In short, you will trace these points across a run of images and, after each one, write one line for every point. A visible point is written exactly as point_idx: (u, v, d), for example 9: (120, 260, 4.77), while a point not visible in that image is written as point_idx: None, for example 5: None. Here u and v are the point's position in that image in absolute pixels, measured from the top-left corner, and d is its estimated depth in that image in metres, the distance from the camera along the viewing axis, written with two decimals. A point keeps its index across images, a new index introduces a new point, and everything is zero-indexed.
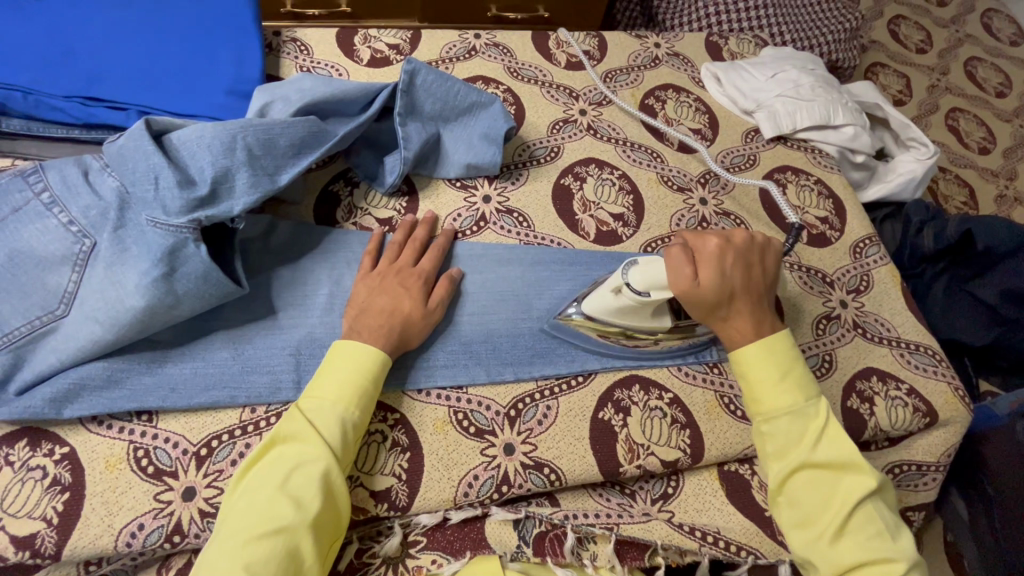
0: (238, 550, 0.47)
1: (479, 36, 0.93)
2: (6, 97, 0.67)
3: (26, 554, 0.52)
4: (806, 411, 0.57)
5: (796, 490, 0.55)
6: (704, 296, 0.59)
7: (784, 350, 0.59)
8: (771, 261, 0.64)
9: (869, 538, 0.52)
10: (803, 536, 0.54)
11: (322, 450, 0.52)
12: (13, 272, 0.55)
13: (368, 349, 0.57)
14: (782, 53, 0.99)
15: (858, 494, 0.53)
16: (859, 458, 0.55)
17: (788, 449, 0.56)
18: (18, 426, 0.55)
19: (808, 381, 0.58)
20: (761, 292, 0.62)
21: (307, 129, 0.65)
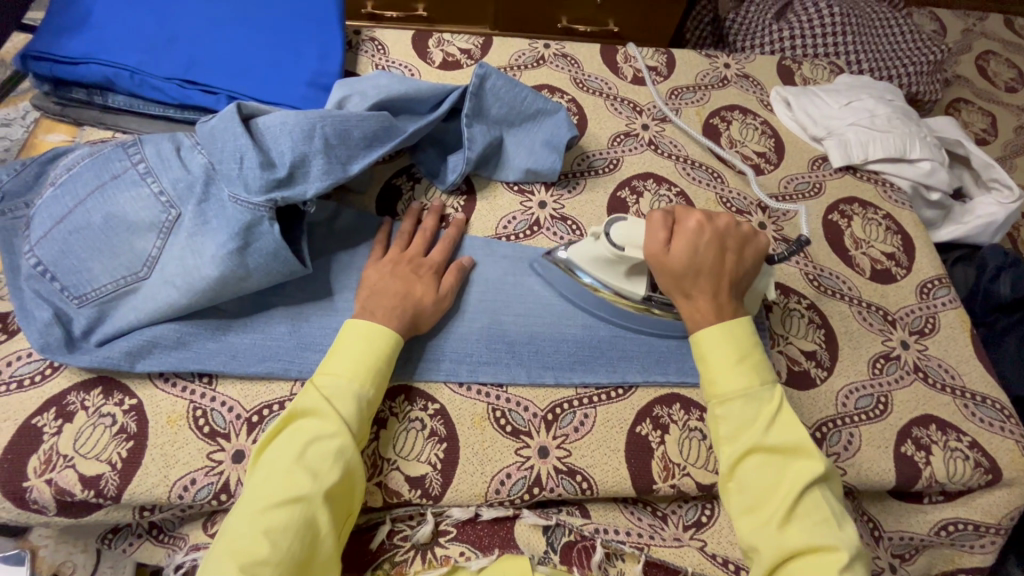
0: (257, 517, 0.48)
1: (548, 46, 0.95)
2: (115, 76, 0.73)
3: (90, 493, 0.55)
4: (759, 394, 0.54)
5: (745, 473, 0.53)
6: (673, 266, 0.58)
7: (745, 333, 0.57)
8: (750, 253, 0.61)
9: (815, 526, 0.49)
10: (750, 522, 0.51)
11: (336, 424, 0.53)
12: (106, 233, 0.60)
13: (382, 328, 0.58)
14: (858, 82, 0.96)
15: (807, 478, 0.50)
16: (809, 444, 0.53)
17: (741, 431, 0.53)
18: (94, 375, 0.60)
19: (764, 366, 0.56)
20: (733, 279, 0.60)
21: (380, 124, 0.68)
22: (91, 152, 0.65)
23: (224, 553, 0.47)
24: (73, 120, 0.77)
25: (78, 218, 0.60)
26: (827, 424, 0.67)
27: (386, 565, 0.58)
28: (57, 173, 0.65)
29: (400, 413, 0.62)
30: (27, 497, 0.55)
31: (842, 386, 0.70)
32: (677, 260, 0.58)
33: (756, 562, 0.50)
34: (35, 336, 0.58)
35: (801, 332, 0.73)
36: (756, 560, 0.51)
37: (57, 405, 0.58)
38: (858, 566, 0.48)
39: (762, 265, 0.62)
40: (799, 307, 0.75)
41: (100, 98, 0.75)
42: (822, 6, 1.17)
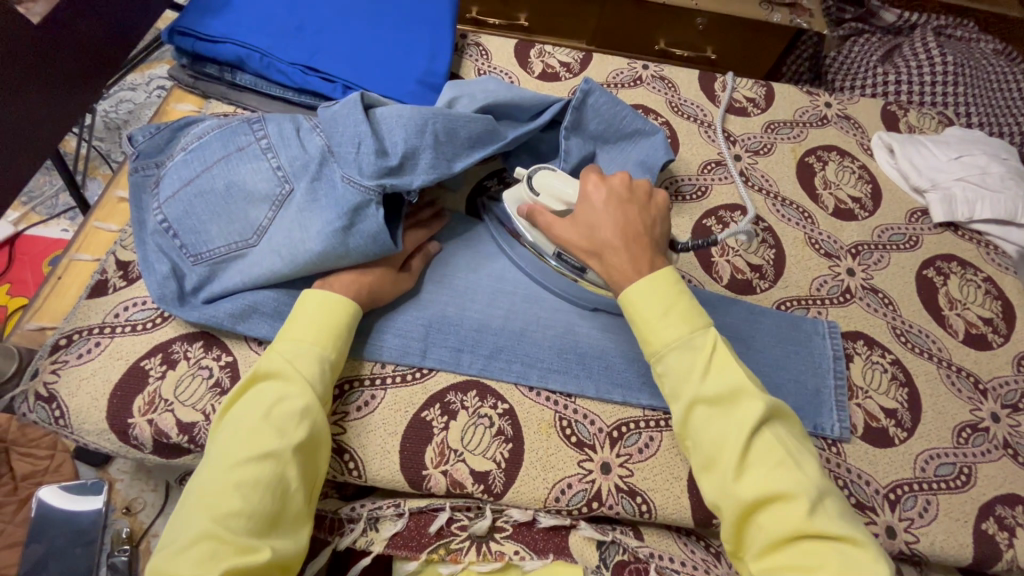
0: (226, 473, 0.48)
1: (647, 67, 0.96)
2: (247, 57, 0.79)
3: (184, 437, 0.60)
4: (693, 342, 0.53)
5: (698, 430, 0.51)
6: (582, 219, 0.60)
7: (676, 279, 0.56)
8: (654, 207, 0.62)
9: (770, 470, 0.48)
10: (710, 481, 0.50)
11: (302, 385, 0.53)
12: (225, 199, 0.64)
13: (341, 298, 0.60)
14: (970, 136, 0.92)
15: (753, 420, 0.49)
16: (747, 384, 0.51)
17: (680, 386, 0.52)
18: (198, 329, 0.65)
19: (696, 313, 0.55)
20: (646, 230, 0.59)
21: (485, 126, 0.70)
22: (219, 124, 0.70)
23: (194, 510, 0.46)
24: (202, 93, 0.84)
25: (204, 182, 0.65)
26: (901, 486, 0.64)
27: (441, 551, 0.60)
28: (187, 139, 0.70)
29: (470, 408, 0.63)
30: (129, 433, 0.60)
31: (921, 451, 0.67)
32: (585, 215, 0.60)
33: (722, 520, 0.49)
34: (153, 286, 0.63)
35: (881, 387, 0.71)
36: (722, 519, 0.49)
37: (163, 352, 0.63)
38: (825, 502, 0.47)
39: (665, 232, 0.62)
40: (882, 360, 0.72)
41: (230, 75, 0.81)
42: (935, 53, 1.13)
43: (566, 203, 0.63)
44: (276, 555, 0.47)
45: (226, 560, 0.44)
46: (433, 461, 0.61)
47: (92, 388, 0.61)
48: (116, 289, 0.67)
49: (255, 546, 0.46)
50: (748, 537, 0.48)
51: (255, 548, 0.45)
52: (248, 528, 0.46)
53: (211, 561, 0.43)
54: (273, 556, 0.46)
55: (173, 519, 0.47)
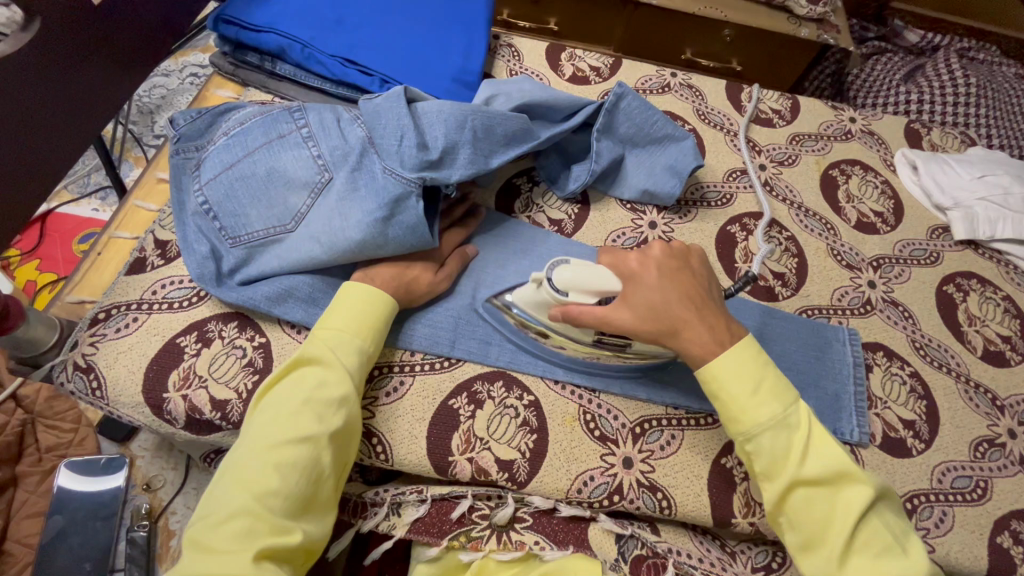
0: (267, 452, 0.49)
1: (675, 75, 0.97)
2: (289, 48, 0.81)
3: (217, 415, 0.61)
4: (788, 422, 0.53)
5: (796, 509, 0.52)
6: (640, 302, 0.57)
7: (754, 356, 0.55)
8: (696, 263, 0.62)
9: (879, 555, 0.49)
10: (811, 562, 0.51)
11: (343, 374, 0.55)
12: (265, 184, 0.65)
13: (383, 294, 0.61)
14: (993, 156, 0.94)
15: (861, 506, 0.50)
16: (851, 468, 0.52)
17: (778, 467, 0.52)
18: (233, 310, 0.66)
19: (784, 389, 0.55)
20: (705, 297, 0.59)
21: (521, 125, 0.72)
22: (261, 112, 0.71)
23: (233, 485, 0.48)
24: (241, 81, 0.86)
25: (244, 167, 0.66)
26: (917, 496, 0.65)
27: (462, 538, 0.60)
28: (228, 125, 0.71)
29: (497, 398, 0.64)
30: (163, 407, 0.61)
31: (938, 463, 0.68)
32: (640, 294, 0.57)
33: None
34: (192, 266, 0.65)
35: (899, 398, 0.71)
36: None
37: (198, 330, 0.64)
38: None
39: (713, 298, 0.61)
40: (900, 372, 0.73)
41: (270, 64, 0.83)
42: (958, 74, 1.15)
43: (602, 293, 0.56)
44: (305, 539, 0.48)
45: (261, 538, 0.45)
46: (459, 448, 0.62)
47: (130, 362, 0.62)
48: (154, 267, 0.68)
49: (289, 528, 0.47)
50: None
51: (288, 529, 0.47)
52: (283, 508, 0.47)
53: (247, 537, 0.45)
54: (303, 539, 0.48)
55: (210, 492, 0.49)
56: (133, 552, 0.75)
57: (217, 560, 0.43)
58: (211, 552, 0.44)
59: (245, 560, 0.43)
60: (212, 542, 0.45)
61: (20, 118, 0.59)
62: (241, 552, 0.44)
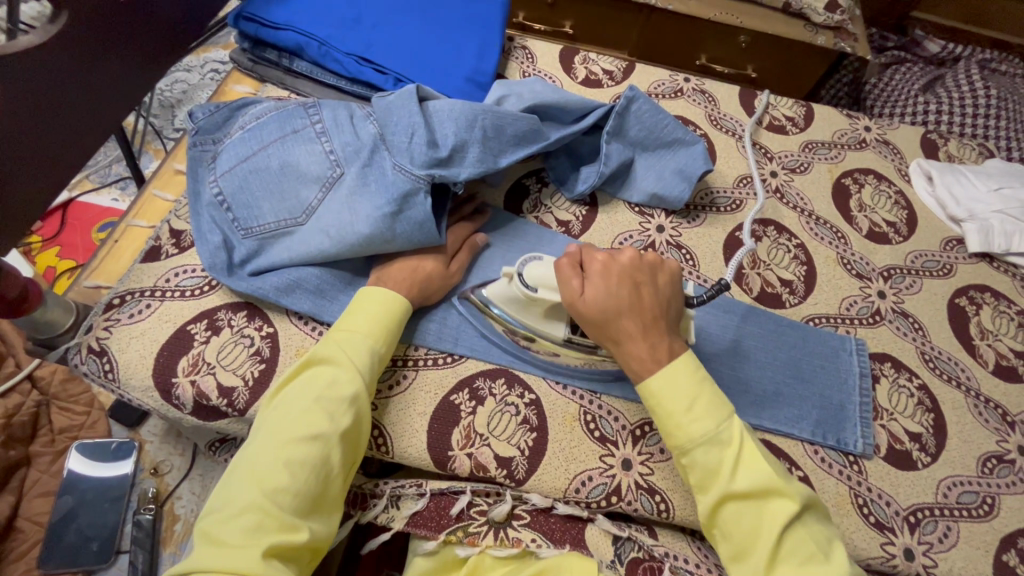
0: (278, 449, 0.50)
1: (688, 80, 0.97)
2: (306, 45, 0.82)
3: (223, 401, 0.62)
4: (720, 436, 0.53)
5: (727, 522, 0.52)
6: (590, 302, 0.57)
7: (687, 373, 0.55)
8: (664, 279, 0.60)
9: (801, 565, 0.49)
10: (742, 570, 0.51)
11: (355, 374, 0.55)
12: (279, 178, 0.67)
13: (395, 296, 0.61)
14: (1011, 169, 0.92)
15: (786, 518, 0.50)
16: (779, 481, 0.51)
17: (710, 481, 0.52)
18: (243, 300, 0.67)
19: (719, 403, 0.54)
20: (658, 312, 0.58)
21: (531, 126, 0.72)
22: (277, 107, 0.72)
23: (244, 481, 0.48)
24: (259, 77, 0.88)
25: (259, 160, 0.67)
26: (922, 510, 0.64)
27: (459, 533, 0.61)
28: (245, 119, 0.72)
29: (498, 395, 0.65)
30: (172, 392, 0.62)
31: (944, 477, 0.67)
32: (590, 295, 0.58)
33: None
34: (205, 255, 0.66)
35: (906, 410, 0.70)
36: None
37: (209, 319, 0.66)
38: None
39: (676, 301, 0.60)
40: (908, 384, 0.72)
41: (287, 61, 0.85)
42: (978, 86, 1.14)
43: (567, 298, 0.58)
44: (312, 538, 0.49)
45: (270, 535, 0.46)
46: (459, 443, 0.62)
47: (141, 346, 0.63)
48: (168, 256, 0.70)
49: (296, 525, 0.48)
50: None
51: (296, 527, 0.48)
52: (293, 506, 0.48)
53: (257, 533, 0.46)
54: (311, 537, 0.49)
55: (221, 487, 0.50)
56: (138, 535, 0.77)
57: (227, 554, 0.44)
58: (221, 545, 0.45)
59: (255, 556, 0.44)
60: (222, 537, 0.45)
61: (46, 107, 0.61)
62: (251, 549, 0.45)
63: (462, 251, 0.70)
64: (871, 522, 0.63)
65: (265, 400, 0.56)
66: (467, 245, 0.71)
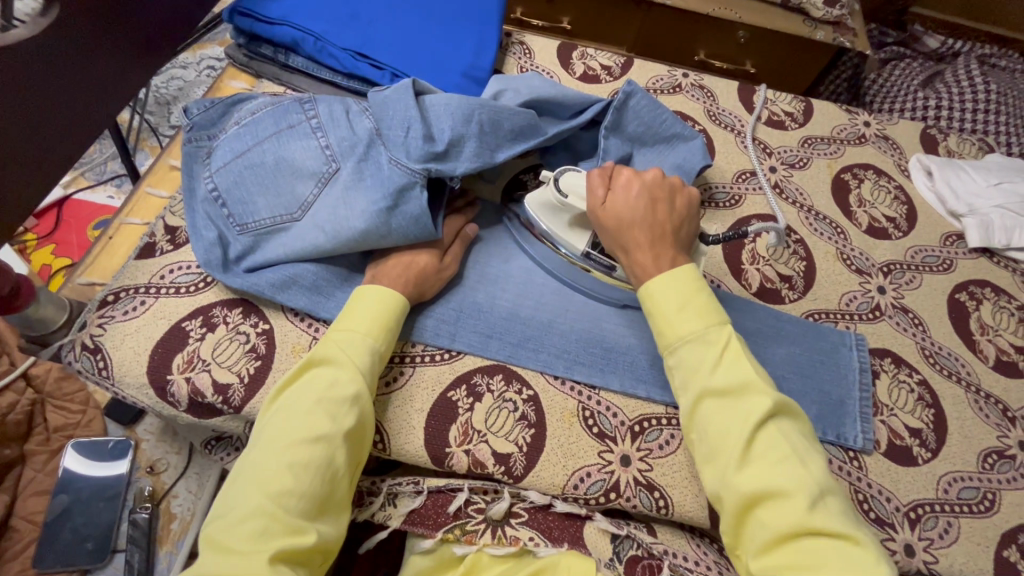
0: (280, 453, 0.49)
1: (687, 75, 0.97)
2: (302, 40, 0.81)
3: (219, 398, 0.62)
4: (707, 337, 0.54)
5: (704, 421, 0.52)
6: (614, 206, 0.62)
7: (690, 281, 0.57)
8: (681, 202, 0.64)
9: (774, 464, 0.48)
10: (712, 472, 0.50)
11: (355, 373, 0.55)
12: (274, 173, 0.66)
13: (393, 294, 0.61)
14: (1011, 164, 0.92)
15: (757, 415, 0.49)
16: (757, 381, 0.51)
17: (690, 378, 0.53)
18: (238, 296, 0.67)
19: (713, 310, 0.56)
20: (670, 228, 0.62)
21: (528, 120, 0.72)
22: (272, 102, 0.71)
23: (249, 486, 0.48)
24: (255, 72, 0.87)
25: (254, 156, 0.67)
26: (922, 506, 0.64)
27: (456, 531, 0.60)
28: (240, 115, 0.72)
29: (496, 391, 0.64)
30: (167, 389, 0.62)
31: (945, 473, 0.66)
32: (613, 206, 0.63)
33: (724, 511, 0.49)
34: (200, 251, 0.65)
35: (907, 405, 0.70)
36: (722, 509, 0.50)
37: (204, 315, 0.65)
38: (828, 502, 0.47)
39: (693, 218, 0.65)
40: (908, 380, 0.72)
41: (283, 56, 0.84)
42: (977, 81, 1.13)
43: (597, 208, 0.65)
44: (320, 539, 0.49)
45: (278, 540, 0.46)
46: (456, 440, 0.62)
47: (135, 343, 0.63)
48: (163, 252, 0.69)
49: (303, 528, 0.47)
50: (747, 532, 0.48)
51: (303, 530, 0.47)
52: (299, 508, 0.48)
53: (265, 536, 0.45)
54: (319, 539, 0.48)
55: (225, 493, 0.49)
56: (134, 533, 0.76)
57: (234, 561, 0.44)
58: (228, 551, 0.45)
59: (262, 562, 0.44)
60: (228, 543, 0.45)
61: (37, 101, 0.60)
62: (259, 554, 0.44)
63: (458, 246, 0.69)
64: (870, 518, 0.62)
65: (265, 403, 0.55)
66: (464, 240, 0.71)
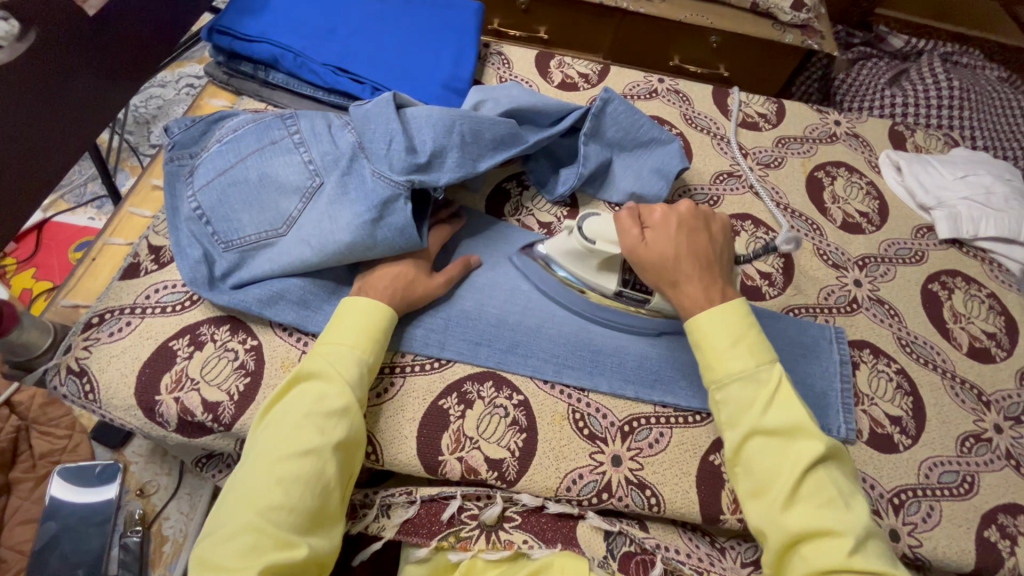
0: (269, 467, 0.50)
1: (662, 81, 0.99)
2: (281, 57, 0.82)
3: (209, 417, 0.61)
4: (759, 376, 0.56)
5: (752, 457, 0.53)
6: (656, 248, 0.61)
7: (740, 318, 0.58)
8: (717, 228, 0.66)
9: (821, 507, 0.50)
10: (757, 507, 0.52)
11: (342, 385, 0.55)
12: (258, 189, 0.66)
13: (378, 303, 0.61)
14: (975, 157, 0.96)
15: (809, 458, 0.51)
16: (808, 424, 0.53)
17: (739, 416, 0.55)
18: (225, 313, 0.67)
19: (763, 349, 0.58)
20: (712, 259, 0.63)
21: (509, 130, 0.73)
22: (253, 119, 0.72)
23: (239, 502, 0.48)
24: (235, 90, 0.88)
25: (237, 173, 0.67)
26: (905, 491, 0.66)
27: (451, 538, 0.61)
28: (221, 133, 0.72)
29: (487, 398, 0.65)
30: (156, 409, 0.62)
31: (925, 458, 0.68)
32: (656, 244, 0.62)
33: (767, 545, 0.51)
34: (185, 269, 0.65)
35: (886, 394, 0.72)
36: (765, 544, 0.51)
37: (191, 334, 0.65)
38: (868, 542, 0.49)
39: (728, 240, 0.67)
40: (887, 369, 0.74)
41: (263, 73, 0.85)
42: (941, 79, 1.18)
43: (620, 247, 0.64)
44: (314, 552, 0.49)
45: (268, 553, 0.46)
46: (448, 448, 0.62)
47: (122, 365, 0.63)
48: (148, 272, 0.69)
49: (295, 541, 0.48)
50: (790, 567, 0.50)
51: (294, 543, 0.47)
52: (289, 522, 0.48)
53: (254, 551, 0.46)
54: (312, 552, 0.49)
55: (217, 510, 0.50)
56: (126, 557, 0.76)
57: None
58: (219, 570, 0.45)
59: None
60: (220, 560, 0.45)
61: (15, 125, 0.60)
62: (249, 569, 0.45)
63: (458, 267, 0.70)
64: None
65: (256, 419, 0.56)
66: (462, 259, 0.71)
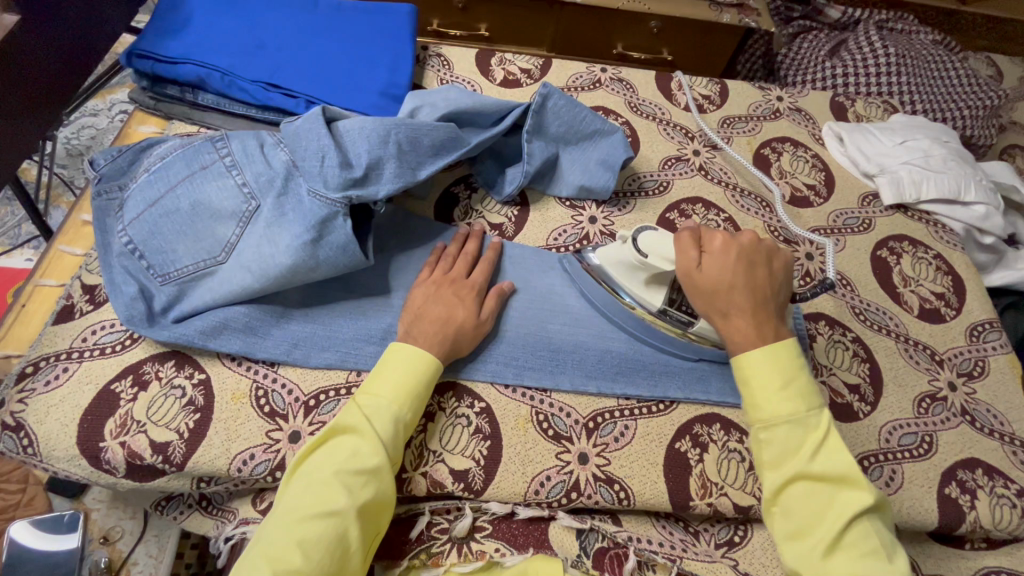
0: (293, 526, 0.50)
1: (605, 70, 0.98)
2: (208, 77, 0.79)
3: (158, 458, 0.59)
4: (807, 420, 0.54)
5: (793, 500, 0.52)
6: (711, 275, 0.58)
7: (791, 360, 0.56)
8: (778, 266, 0.62)
9: (863, 557, 0.49)
10: (794, 551, 0.51)
11: (376, 443, 0.54)
12: (191, 218, 0.63)
13: (425, 356, 0.59)
14: (914, 122, 0.98)
15: (856, 509, 0.50)
16: (858, 474, 0.52)
17: (785, 458, 0.53)
18: (168, 349, 0.64)
19: (812, 391, 0.55)
20: (768, 296, 0.59)
21: (447, 134, 0.72)
22: (181, 144, 0.69)
23: (260, 560, 0.48)
24: (164, 114, 0.84)
25: (168, 203, 0.64)
26: (868, 458, 0.67)
27: (422, 556, 0.60)
28: (148, 161, 0.69)
29: (448, 409, 0.64)
30: (101, 457, 0.59)
31: (885, 422, 0.70)
32: (712, 270, 0.59)
33: None
34: (120, 308, 0.62)
35: (844, 363, 0.73)
36: None
37: (134, 374, 0.62)
38: None
39: (790, 279, 0.63)
40: (843, 339, 0.75)
41: (191, 95, 0.82)
42: (878, 46, 1.20)
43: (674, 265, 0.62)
44: None
45: None
46: (412, 464, 0.61)
47: (61, 414, 0.60)
48: (82, 313, 0.66)
49: None
50: None
51: None
52: None
53: None
54: None
55: (238, 565, 0.49)
56: None
57: None
58: None
59: None
60: None
61: None
62: None
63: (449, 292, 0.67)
64: None
65: (286, 475, 0.55)
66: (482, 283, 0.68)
